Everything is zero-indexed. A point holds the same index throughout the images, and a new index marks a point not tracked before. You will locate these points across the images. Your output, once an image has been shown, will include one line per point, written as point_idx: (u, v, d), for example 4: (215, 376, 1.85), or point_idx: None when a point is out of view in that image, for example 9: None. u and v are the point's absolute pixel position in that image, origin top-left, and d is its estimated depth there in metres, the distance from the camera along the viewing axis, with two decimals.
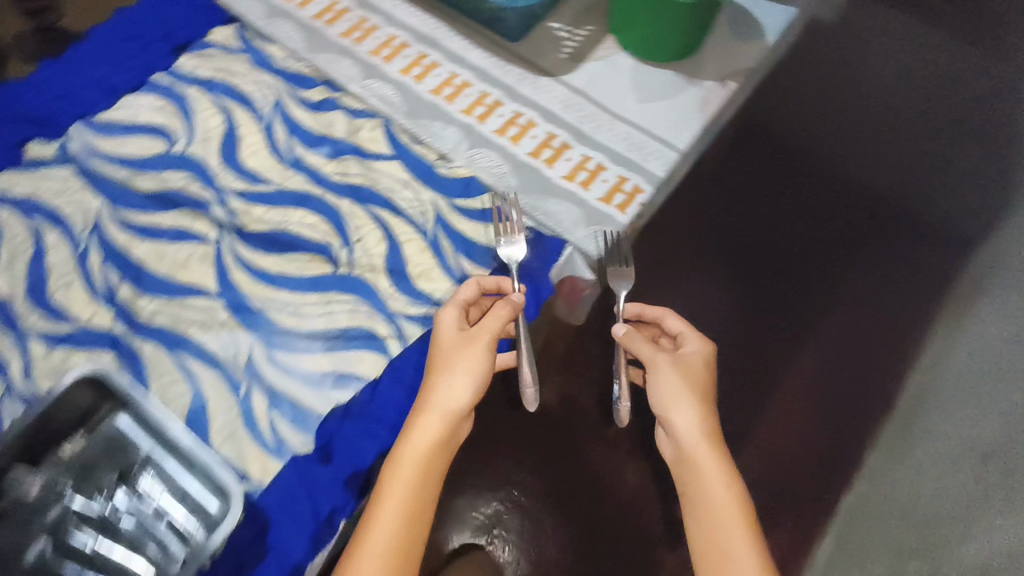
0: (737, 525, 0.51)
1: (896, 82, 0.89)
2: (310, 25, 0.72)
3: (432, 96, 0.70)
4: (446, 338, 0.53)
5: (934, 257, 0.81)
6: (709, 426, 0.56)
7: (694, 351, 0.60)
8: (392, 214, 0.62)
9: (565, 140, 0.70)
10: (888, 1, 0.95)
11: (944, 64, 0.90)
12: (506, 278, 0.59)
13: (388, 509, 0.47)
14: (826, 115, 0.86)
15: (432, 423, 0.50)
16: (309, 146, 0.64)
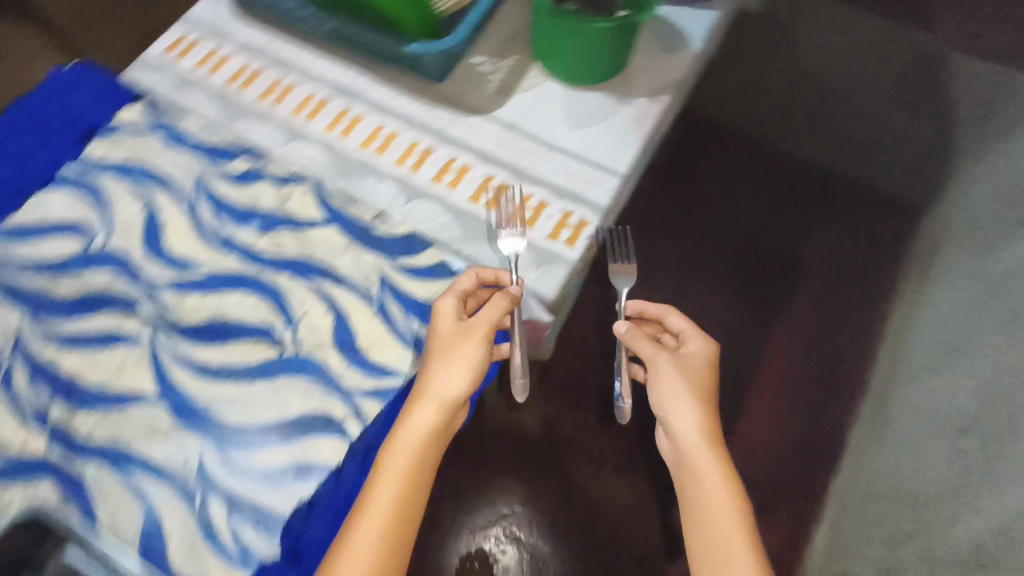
0: (735, 521, 0.56)
1: (786, 140, 1.20)
2: (224, 92, 0.73)
3: (361, 152, 0.70)
4: (446, 327, 0.57)
5: (854, 286, 1.14)
6: (708, 426, 0.61)
7: (693, 351, 0.67)
8: (334, 283, 0.64)
9: (503, 180, 0.69)
10: (771, 72, 1.22)
11: (830, 117, 1.21)
12: (506, 271, 0.64)
13: (384, 488, 0.50)
14: (742, 179, 1.17)
15: (428, 411, 0.53)
16: (238, 222, 0.67)
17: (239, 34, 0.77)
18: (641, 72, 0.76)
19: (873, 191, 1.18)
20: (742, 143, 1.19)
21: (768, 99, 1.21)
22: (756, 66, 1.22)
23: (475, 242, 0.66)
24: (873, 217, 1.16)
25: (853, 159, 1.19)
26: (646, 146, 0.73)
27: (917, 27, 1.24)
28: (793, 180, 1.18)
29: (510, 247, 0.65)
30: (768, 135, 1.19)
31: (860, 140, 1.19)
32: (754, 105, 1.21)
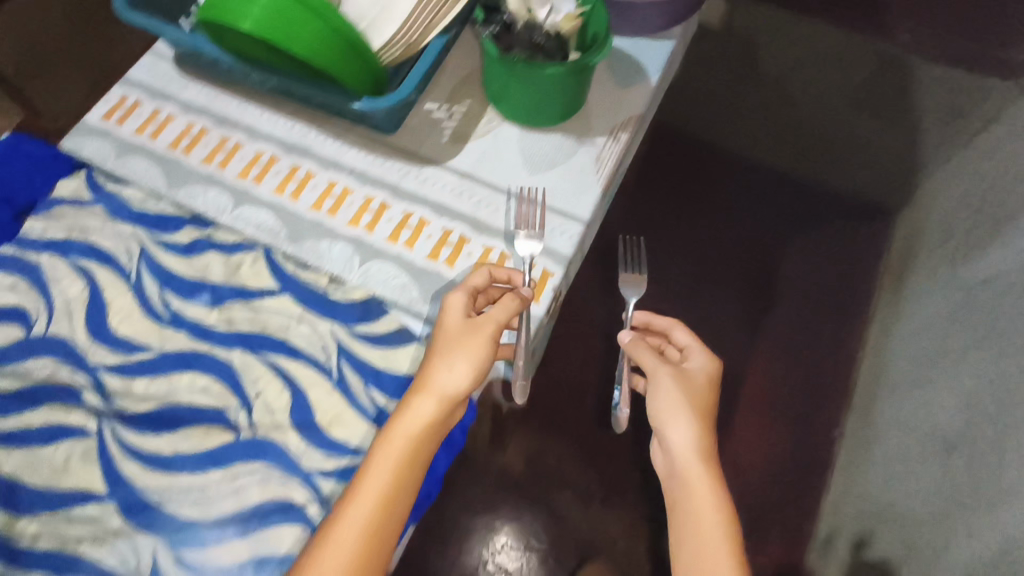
0: (720, 538, 0.58)
1: (756, 147, 1.18)
2: (168, 156, 0.71)
3: (313, 213, 0.68)
4: (453, 323, 0.56)
5: (836, 294, 1.13)
6: (703, 442, 0.63)
7: (696, 367, 0.67)
8: (290, 357, 0.61)
9: (462, 234, 0.67)
10: (735, 77, 1.20)
11: (802, 122, 1.19)
12: (519, 273, 0.64)
13: (378, 476, 0.52)
14: (720, 190, 1.16)
15: (429, 405, 0.54)
16: (187, 297, 0.64)
17: (180, 94, 0.74)
18: (598, 110, 0.74)
19: (854, 194, 1.17)
20: (710, 162, 1.17)
21: (736, 119, 1.19)
22: (722, 83, 1.20)
23: (436, 302, 0.63)
24: (852, 224, 1.16)
25: (821, 168, 1.17)
26: (607, 187, 0.71)
27: (877, 35, 1.24)
28: (765, 196, 1.16)
29: (525, 248, 0.66)
30: (736, 152, 1.17)
31: (832, 146, 1.18)
32: (723, 114, 1.19)
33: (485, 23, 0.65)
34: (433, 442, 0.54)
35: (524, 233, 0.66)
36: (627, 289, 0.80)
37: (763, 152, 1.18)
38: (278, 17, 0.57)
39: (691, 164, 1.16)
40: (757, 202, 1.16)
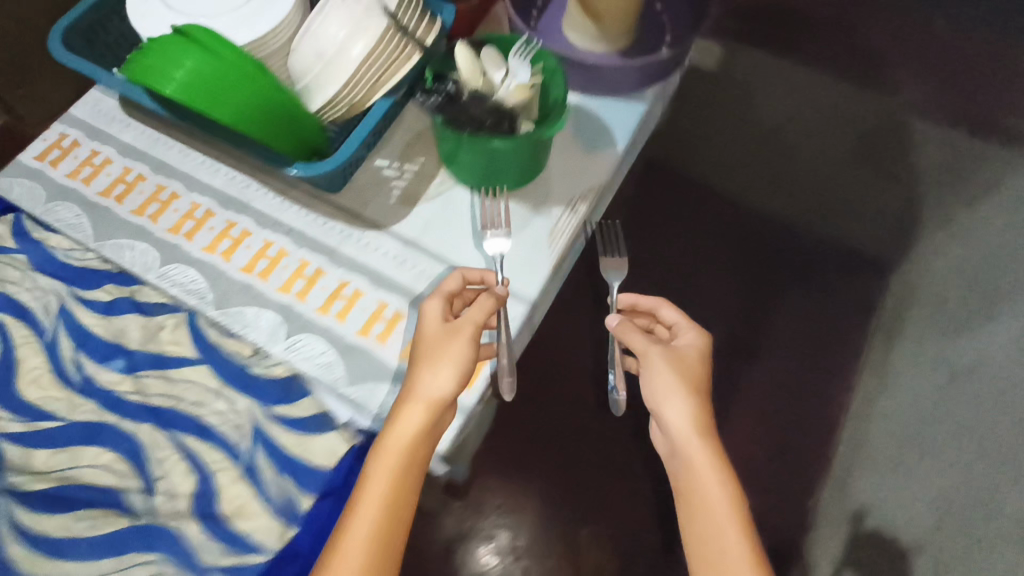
0: (730, 517, 0.55)
1: (752, 196, 1.06)
2: (98, 205, 0.67)
3: (243, 275, 0.64)
4: (431, 330, 0.57)
5: (836, 352, 1.03)
6: (700, 418, 0.59)
7: (686, 343, 0.63)
8: (200, 437, 0.58)
9: (398, 308, 0.63)
10: (729, 118, 1.10)
11: (801, 173, 1.08)
12: (490, 273, 0.63)
13: (374, 489, 0.51)
14: (710, 237, 1.04)
15: (417, 411, 0.53)
16: (102, 361, 0.60)
17: (121, 136, 0.70)
18: (558, 177, 0.70)
19: (862, 256, 1.04)
20: (701, 202, 1.06)
21: (729, 158, 1.08)
22: (710, 125, 1.08)
23: (362, 384, 0.60)
24: (853, 287, 1.04)
25: (822, 218, 1.04)
26: (560, 262, 0.66)
27: (883, 88, 1.13)
28: (760, 242, 1.05)
29: (493, 248, 0.65)
30: (726, 192, 1.06)
31: (838, 199, 1.07)
32: (716, 153, 1.08)
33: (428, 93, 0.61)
34: (427, 446, 0.54)
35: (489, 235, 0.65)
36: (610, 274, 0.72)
37: (750, 192, 1.05)
38: (197, 82, 0.53)
39: (673, 203, 1.03)
40: (743, 253, 1.02)
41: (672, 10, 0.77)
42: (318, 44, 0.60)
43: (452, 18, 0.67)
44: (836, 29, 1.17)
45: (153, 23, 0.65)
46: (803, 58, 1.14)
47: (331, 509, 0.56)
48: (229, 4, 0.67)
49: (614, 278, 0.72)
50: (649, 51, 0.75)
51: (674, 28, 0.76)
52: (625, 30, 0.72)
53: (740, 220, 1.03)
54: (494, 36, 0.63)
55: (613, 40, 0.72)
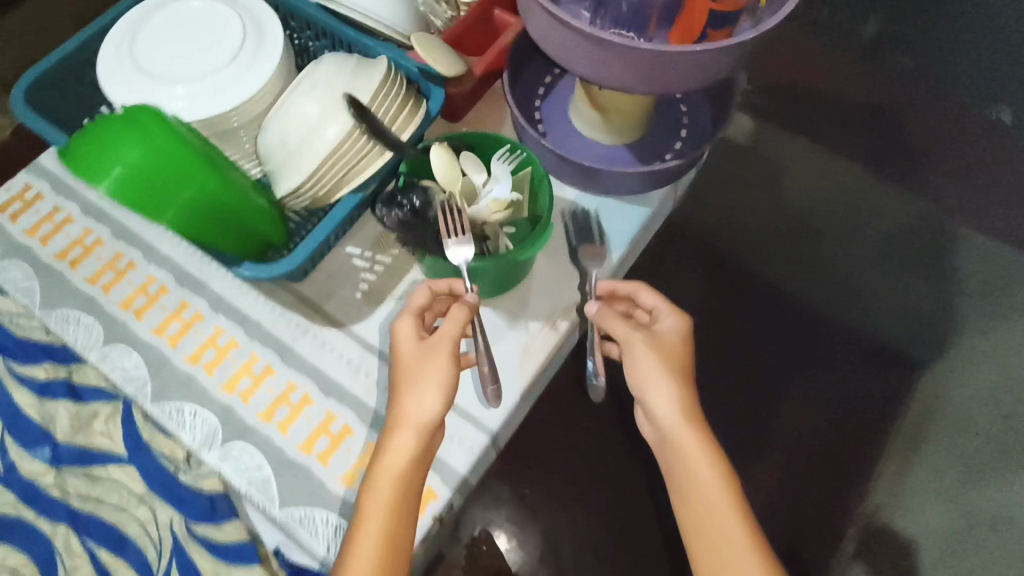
0: (724, 500, 0.53)
1: (780, 275, 1.02)
2: (50, 267, 0.62)
3: (188, 366, 0.59)
4: (408, 350, 0.53)
5: (844, 455, 0.97)
6: (686, 404, 0.55)
7: (669, 328, 0.57)
8: (112, 551, 0.55)
9: (347, 422, 0.57)
10: (759, 196, 1.06)
11: (831, 263, 1.04)
12: (458, 281, 0.57)
13: (371, 527, 0.49)
14: (733, 316, 1.01)
15: (406, 439, 0.51)
16: (28, 447, 0.57)
17: (85, 191, 0.65)
18: (541, 284, 0.63)
19: (879, 359, 1.01)
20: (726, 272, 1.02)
21: (765, 241, 1.04)
22: (733, 206, 1.05)
23: (293, 507, 0.54)
24: (868, 387, 1.00)
25: (852, 313, 1.02)
26: (530, 387, 0.60)
27: (927, 188, 1.08)
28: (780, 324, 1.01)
29: (458, 257, 0.54)
30: (751, 267, 1.03)
31: (860, 295, 1.03)
32: (745, 230, 1.04)
33: (387, 202, 0.56)
34: (420, 469, 0.52)
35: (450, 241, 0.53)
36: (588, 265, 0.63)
37: (773, 267, 1.03)
38: (134, 183, 0.47)
39: (694, 271, 1.01)
40: (757, 335, 1.00)
41: (693, 106, 0.70)
42: (285, 129, 0.56)
43: (440, 105, 0.62)
44: (880, 119, 1.11)
45: (116, 83, 0.60)
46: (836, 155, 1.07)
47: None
48: (209, 63, 0.61)
49: (593, 267, 0.62)
50: (660, 151, 0.69)
51: (691, 125, 0.70)
52: (634, 122, 0.66)
53: (762, 300, 1.01)
54: (473, 136, 0.58)
55: (620, 133, 0.67)
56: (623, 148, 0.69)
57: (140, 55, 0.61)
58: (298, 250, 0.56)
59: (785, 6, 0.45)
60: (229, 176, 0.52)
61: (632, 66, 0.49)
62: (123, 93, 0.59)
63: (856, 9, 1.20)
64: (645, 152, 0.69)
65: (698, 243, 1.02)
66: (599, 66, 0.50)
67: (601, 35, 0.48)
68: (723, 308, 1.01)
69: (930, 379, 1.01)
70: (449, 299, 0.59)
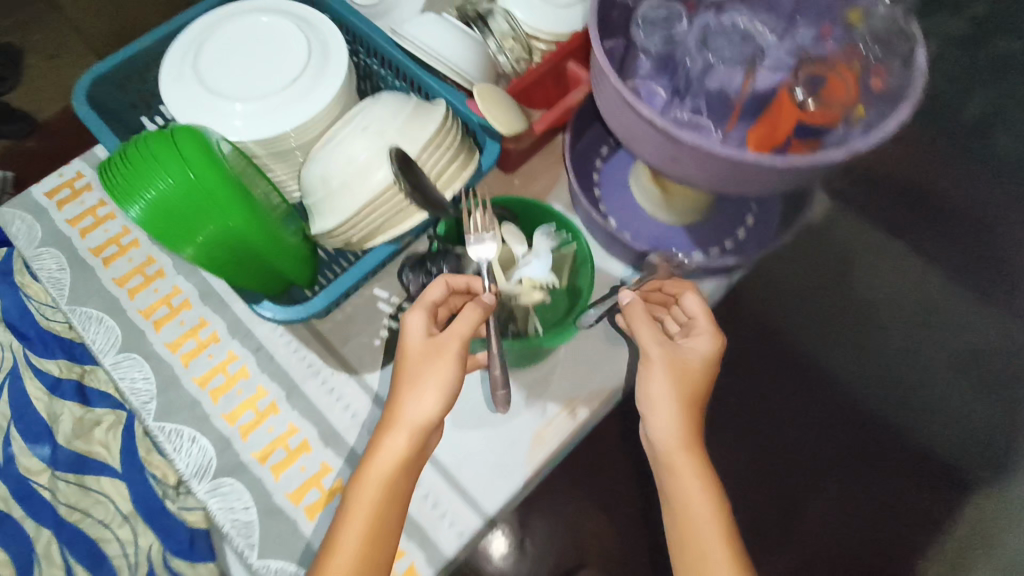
0: (714, 531, 0.49)
1: (838, 361, 0.96)
2: (84, 262, 0.62)
3: (196, 389, 0.58)
4: (413, 345, 0.49)
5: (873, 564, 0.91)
6: (689, 427, 0.51)
7: (694, 346, 0.52)
8: (89, 569, 0.54)
9: (341, 477, 0.55)
10: (826, 283, 0.97)
11: (894, 363, 0.95)
12: (477, 279, 0.53)
13: (354, 525, 0.47)
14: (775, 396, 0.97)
15: (399, 440, 0.47)
16: (29, 443, 0.57)
17: None
18: (568, 362, 0.59)
19: (929, 471, 0.93)
20: (777, 352, 0.97)
21: (824, 328, 0.96)
22: (798, 282, 0.97)
23: (271, 556, 0.53)
24: (914, 497, 0.93)
25: (908, 417, 0.94)
26: (537, 475, 0.56)
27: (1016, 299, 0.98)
28: (820, 413, 0.95)
29: (478, 254, 0.52)
30: (804, 347, 0.96)
31: (921, 403, 0.94)
32: (804, 315, 0.97)
33: (416, 265, 0.57)
34: (412, 471, 0.49)
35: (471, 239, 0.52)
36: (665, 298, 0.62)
37: (830, 352, 0.96)
38: (166, 213, 0.45)
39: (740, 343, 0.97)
40: (794, 422, 0.95)
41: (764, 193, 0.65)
42: (327, 171, 0.53)
43: (493, 160, 0.58)
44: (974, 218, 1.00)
45: (177, 91, 0.59)
46: (919, 250, 0.98)
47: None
48: (273, 83, 0.59)
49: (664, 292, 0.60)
50: (720, 237, 0.64)
51: (758, 215, 0.65)
52: (697, 203, 0.61)
53: (806, 386, 0.96)
54: (522, 201, 0.55)
55: (679, 213, 0.62)
56: (680, 228, 0.64)
57: (203, 65, 0.60)
58: (321, 294, 0.54)
59: (889, 129, 0.40)
60: (259, 212, 0.49)
61: (703, 167, 0.44)
62: (185, 102, 0.59)
63: (970, 82, 1.07)
64: (703, 236, 0.64)
65: (751, 313, 0.98)
66: (668, 159, 0.46)
67: (674, 130, 0.43)
68: (763, 389, 0.97)
69: (981, 504, 0.93)
70: (467, 296, 0.55)
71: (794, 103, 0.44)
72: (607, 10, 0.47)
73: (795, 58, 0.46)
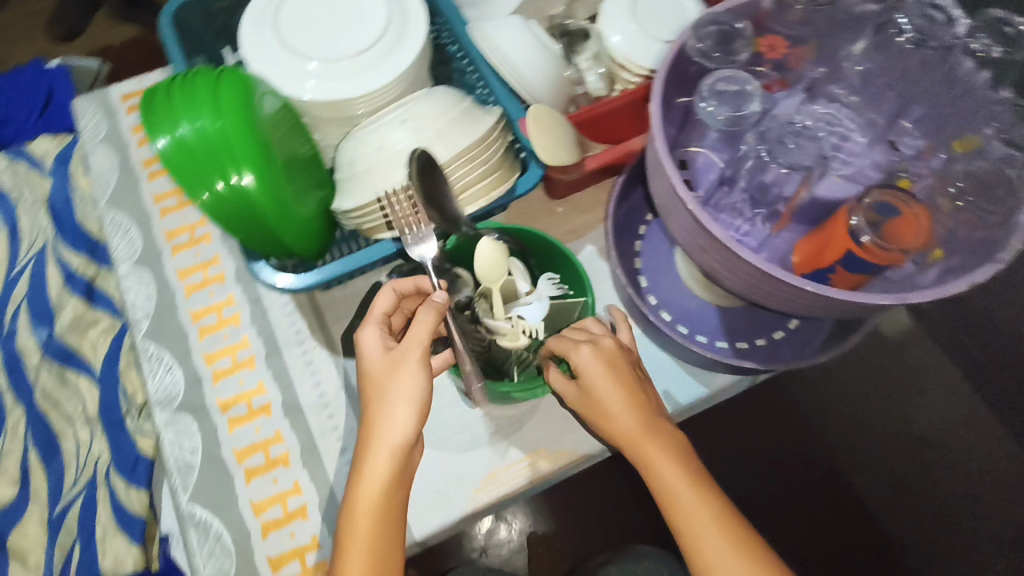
0: (701, 507, 0.43)
1: (879, 501, 0.83)
2: (132, 169, 0.65)
3: (188, 321, 0.59)
4: (373, 363, 0.45)
5: None
6: (640, 410, 0.45)
7: (586, 368, 0.46)
8: (40, 458, 0.61)
9: (288, 451, 0.55)
10: (891, 407, 0.85)
11: (943, 522, 0.82)
12: (425, 277, 0.51)
13: (355, 544, 0.42)
14: (803, 522, 0.82)
15: (379, 463, 0.43)
16: (34, 322, 0.64)
17: None
18: (546, 413, 0.56)
19: None
20: (818, 472, 0.83)
21: (877, 458, 0.83)
22: (860, 397, 0.85)
23: (200, 504, 0.53)
24: None
25: None
26: (477, 514, 0.54)
27: None
28: (840, 539, 0.82)
29: (422, 253, 0.50)
30: (840, 465, 0.83)
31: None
32: (860, 437, 0.84)
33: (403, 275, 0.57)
34: (401, 492, 0.44)
35: (409, 240, 0.49)
36: (675, 381, 0.57)
37: (869, 479, 0.83)
38: (186, 157, 0.45)
39: (773, 435, 0.84)
40: (806, 543, 0.82)
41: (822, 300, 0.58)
42: (356, 153, 0.52)
43: (531, 185, 0.55)
44: None
45: (252, 34, 0.59)
46: (1004, 406, 0.85)
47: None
48: (345, 47, 0.58)
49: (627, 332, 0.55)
50: (754, 333, 0.58)
51: (806, 323, 0.58)
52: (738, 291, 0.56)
53: (838, 511, 0.82)
54: (533, 234, 0.53)
55: (717, 296, 0.57)
56: (714, 308, 0.59)
57: (284, 14, 0.60)
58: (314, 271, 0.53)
59: (955, 288, 0.34)
60: (272, 179, 0.48)
61: (728, 263, 0.40)
62: (256, 46, 0.59)
63: None
64: (736, 326, 0.58)
65: (790, 404, 0.85)
66: (697, 247, 0.42)
67: (708, 220, 0.39)
68: (794, 515, 0.82)
69: None
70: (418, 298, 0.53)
71: (847, 233, 0.37)
72: (683, 65, 0.42)
73: (883, 173, 0.42)
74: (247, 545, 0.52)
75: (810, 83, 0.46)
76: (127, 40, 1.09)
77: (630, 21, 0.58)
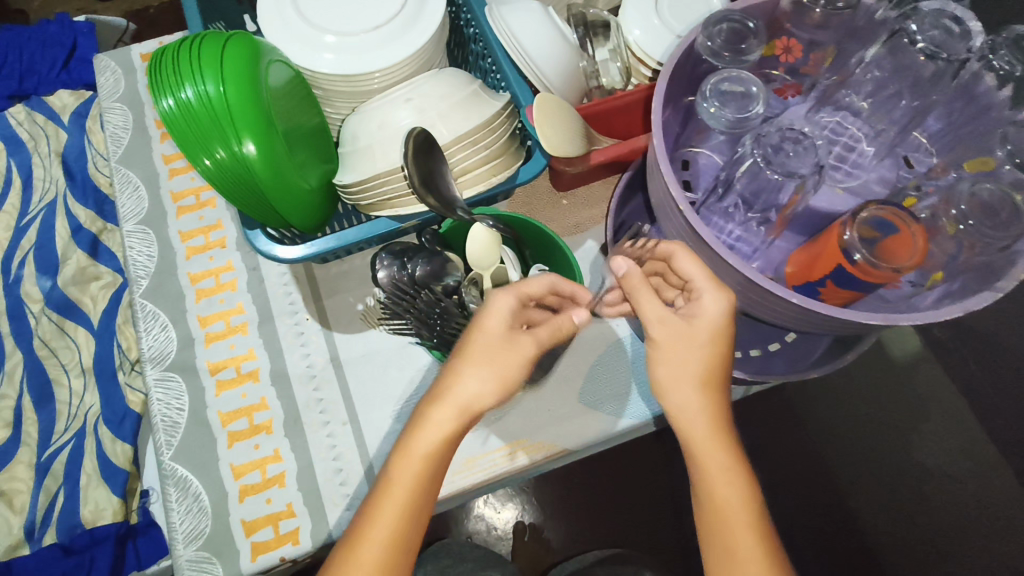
0: (752, 533, 0.39)
1: (872, 522, 0.81)
2: (145, 129, 0.66)
3: (186, 283, 0.60)
4: (491, 328, 0.40)
5: None
6: (716, 408, 0.41)
7: (707, 310, 0.40)
8: (36, 402, 0.63)
9: (273, 420, 0.55)
10: (896, 429, 0.83)
11: (938, 551, 0.80)
12: (587, 292, 0.47)
13: (397, 497, 0.39)
14: (793, 535, 0.81)
15: (446, 418, 0.39)
16: (38, 271, 0.66)
17: None
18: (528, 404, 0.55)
19: None
20: (813, 486, 0.82)
21: (876, 477, 0.82)
22: (865, 417, 0.83)
23: (178, 462, 0.54)
24: None
25: None
26: (452, 497, 0.54)
27: None
28: (832, 559, 0.80)
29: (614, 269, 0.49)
30: (837, 481, 0.82)
31: None
32: (861, 456, 0.82)
33: (395, 255, 0.54)
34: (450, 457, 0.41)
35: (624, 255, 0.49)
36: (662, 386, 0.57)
37: (868, 500, 0.81)
38: (189, 120, 0.45)
39: (771, 449, 0.83)
40: (794, 562, 0.80)
41: None
42: (361, 129, 0.52)
43: (533, 174, 0.54)
44: None
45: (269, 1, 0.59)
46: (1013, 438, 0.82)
47: (58, 560, 0.59)
48: (359, 20, 0.58)
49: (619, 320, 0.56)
50: (749, 342, 0.57)
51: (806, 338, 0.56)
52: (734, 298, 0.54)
53: (832, 530, 0.81)
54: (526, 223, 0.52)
55: None
56: None
57: None
58: (332, 237, 0.52)
59: (948, 314, 0.33)
60: (274, 150, 0.48)
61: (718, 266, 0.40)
62: (272, 13, 0.59)
63: None
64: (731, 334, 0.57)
65: (792, 417, 0.84)
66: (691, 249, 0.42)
67: (700, 223, 0.38)
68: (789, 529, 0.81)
69: None
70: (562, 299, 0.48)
71: (840, 245, 0.36)
72: (692, 62, 0.41)
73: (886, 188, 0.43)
74: (223, 508, 0.53)
75: (822, 90, 0.47)
76: (164, 3, 1.09)
77: (653, 16, 0.56)
